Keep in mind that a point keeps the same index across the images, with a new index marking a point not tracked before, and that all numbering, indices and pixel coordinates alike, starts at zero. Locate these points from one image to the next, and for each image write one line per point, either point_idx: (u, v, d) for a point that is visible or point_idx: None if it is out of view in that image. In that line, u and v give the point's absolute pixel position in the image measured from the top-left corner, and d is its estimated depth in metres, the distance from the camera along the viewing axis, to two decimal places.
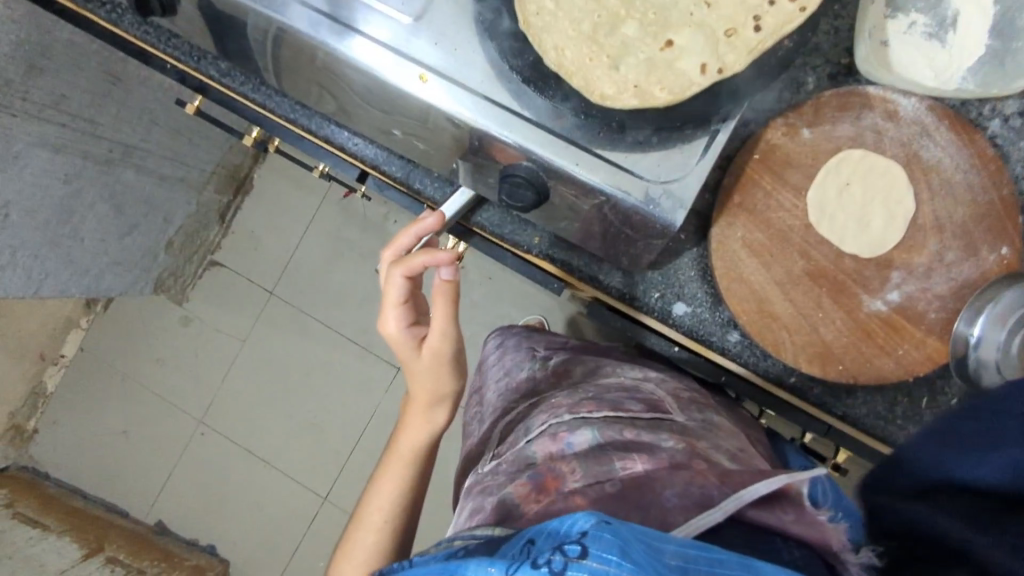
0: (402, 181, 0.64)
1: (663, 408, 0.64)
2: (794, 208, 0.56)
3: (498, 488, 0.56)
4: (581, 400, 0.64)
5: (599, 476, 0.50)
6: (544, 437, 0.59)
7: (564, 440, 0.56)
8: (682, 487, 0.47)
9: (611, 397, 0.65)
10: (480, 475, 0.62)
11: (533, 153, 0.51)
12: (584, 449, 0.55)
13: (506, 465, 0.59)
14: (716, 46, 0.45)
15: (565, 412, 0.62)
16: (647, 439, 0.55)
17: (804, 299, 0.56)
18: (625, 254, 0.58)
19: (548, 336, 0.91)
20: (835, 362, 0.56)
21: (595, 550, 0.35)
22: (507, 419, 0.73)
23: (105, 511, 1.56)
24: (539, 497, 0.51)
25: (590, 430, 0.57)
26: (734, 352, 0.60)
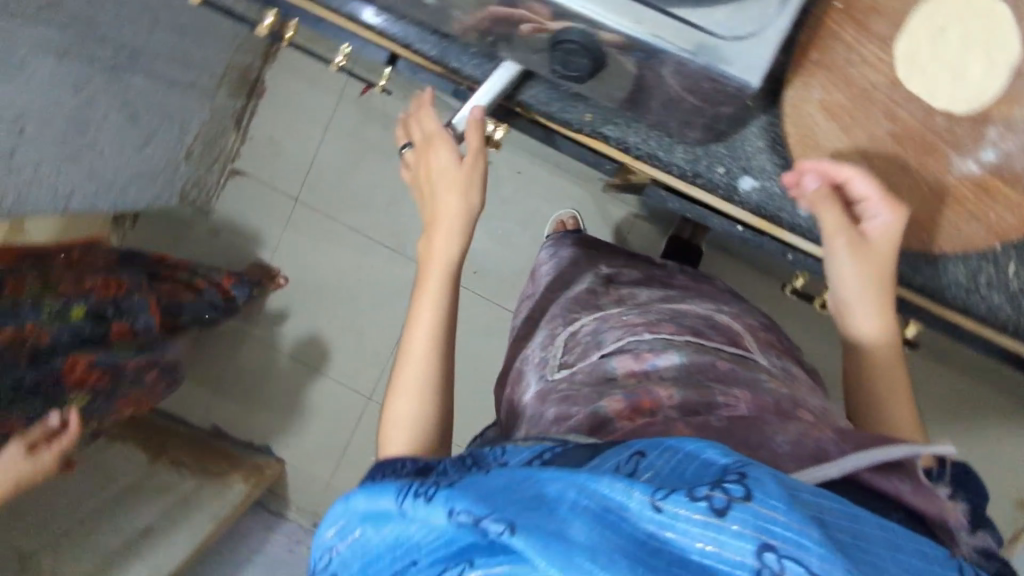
0: (437, 61, 0.58)
1: (741, 345, 0.59)
2: (879, 61, 0.50)
3: (579, 400, 0.51)
4: (659, 320, 0.60)
5: (697, 407, 0.45)
6: (625, 353, 0.55)
7: (648, 362, 0.53)
8: (795, 435, 0.39)
9: (691, 322, 0.60)
10: (553, 384, 0.57)
11: (585, 12, 0.45)
12: (671, 373, 0.50)
13: (579, 379, 0.54)
14: None
15: (645, 331, 0.58)
16: (743, 372, 0.50)
17: (886, 164, 0.51)
18: (696, 125, 0.53)
19: (607, 255, 0.89)
20: (918, 231, 0.52)
21: (760, 493, 0.29)
22: (565, 333, 0.67)
23: (162, 418, 1.63)
24: (633, 415, 0.46)
25: (676, 354, 0.53)
26: (805, 228, 0.56)
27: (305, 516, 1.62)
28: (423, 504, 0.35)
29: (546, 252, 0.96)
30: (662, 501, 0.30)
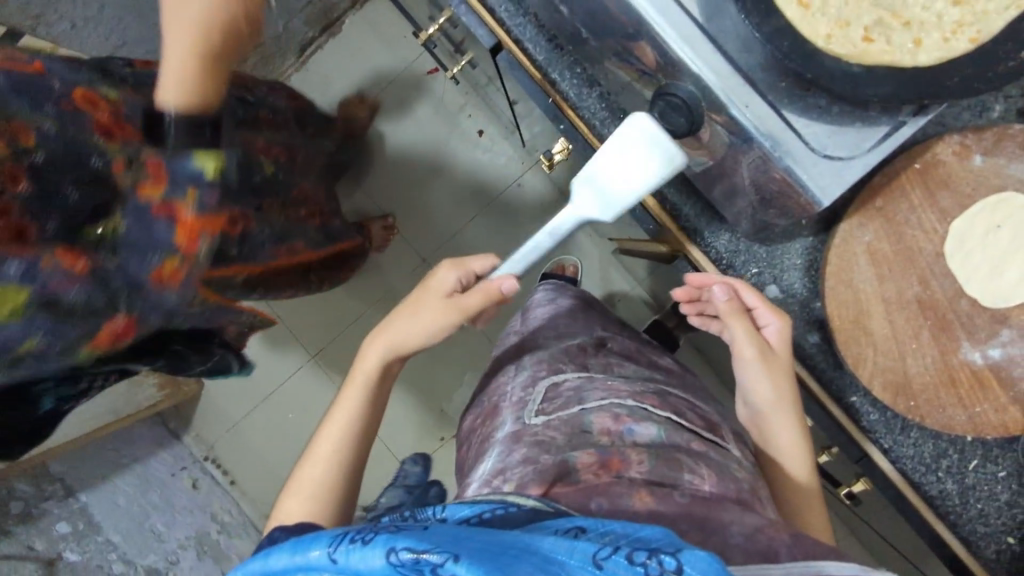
0: (540, 66, 0.60)
1: (717, 434, 0.59)
2: (932, 231, 0.53)
3: (555, 447, 0.54)
4: (643, 389, 0.63)
5: (665, 480, 0.49)
6: (603, 410, 0.58)
7: (625, 424, 0.56)
8: (749, 531, 0.43)
9: (675, 400, 0.63)
10: (528, 424, 0.58)
11: (705, 77, 0.47)
12: (645, 443, 0.54)
13: (554, 427, 0.56)
14: (938, 29, 0.43)
15: (628, 397, 0.60)
16: (712, 459, 0.54)
17: (904, 323, 0.53)
18: (752, 220, 0.55)
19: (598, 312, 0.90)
20: (908, 396, 0.54)
21: (694, 570, 0.27)
22: (549, 380, 0.66)
23: None
24: (600, 471, 0.51)
25: (655, 426, 0.56)
26: (808, 353, 0.58)
27: (199, 447, 1.53)
28: (357, 549, 0.31)
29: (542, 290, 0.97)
30: (601, 561, 0.28)
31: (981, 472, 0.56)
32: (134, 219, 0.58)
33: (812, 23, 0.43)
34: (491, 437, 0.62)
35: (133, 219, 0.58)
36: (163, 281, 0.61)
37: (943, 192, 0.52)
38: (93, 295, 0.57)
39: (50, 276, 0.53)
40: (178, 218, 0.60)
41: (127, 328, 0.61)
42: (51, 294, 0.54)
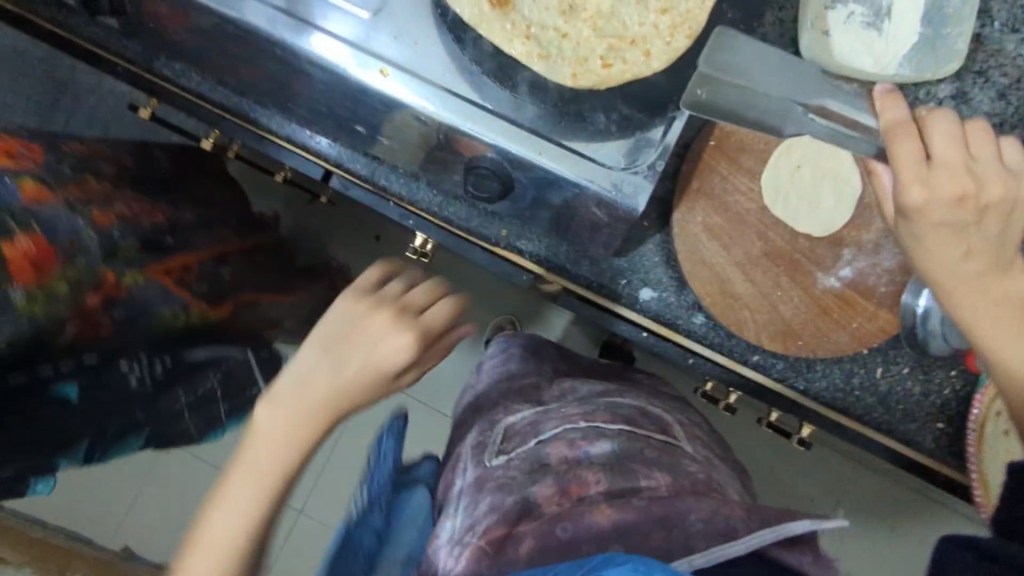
0: (368, 179, 0.65)
1: (671, 434, 0.64)
2: (749, 191, 0.58)
3: (516, 487, 0.55)
4: (593, 408, 0.64)
5: (622, 492, 0.51)
6: (559, 442, 0.59)
7: (582, 450, 0.57)
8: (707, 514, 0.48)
9: (619, 410, 0.64)
10: (485, 474, 0.60)
11: (497, 145, 0.51)
12: (601, 461, 0.55)
13: (519, 465, 0.58)
14: (663, 33, 0.48)
15: (581, 419, 0.61)
16: (667, 459, 0.56)
17: (763, 277, 0.58)
18: (600, 243, 0.59)
19: (544, 345, 0.90)
20: (795, 337, 0.58)
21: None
22: (505, 420, 0.67)
23: None
24: (561, 500, 0.53)
25: (608, 442, 0.57)
26: (701, 334, 0.62)
27: None
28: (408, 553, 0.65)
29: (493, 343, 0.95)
30: None
31: (890, 375, 0.60)
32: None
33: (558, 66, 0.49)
34: (452, 483, 0.63)
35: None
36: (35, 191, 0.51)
37: (743, 154, 0.58)
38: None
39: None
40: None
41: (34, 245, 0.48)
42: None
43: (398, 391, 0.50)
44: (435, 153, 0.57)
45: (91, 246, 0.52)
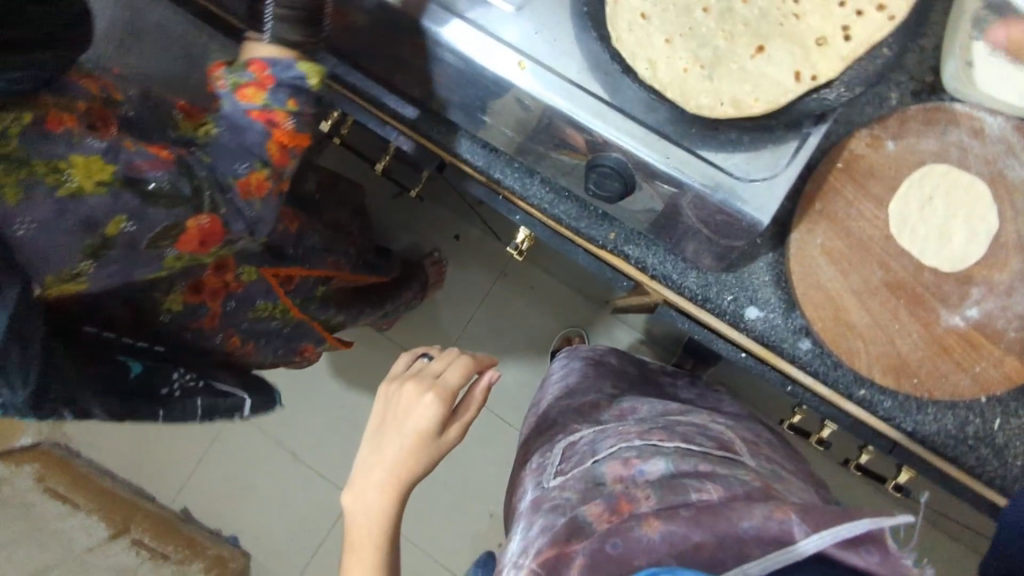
0: (483, 170, 0.66)
1: (732, 450, 0.60)
2: (875, 218, 0.56)
3: (568, 505, 0.53)
4: (650, 428, 0.62)
5: (673, 503, 0.48)
6: (614, 460, 0.57)
7: (636, 467, 0.54)
8: (761, 519, 0.44)
9: (682, 429, 0.62)
10: (543, 493, 0.58)
11: (625, 145, 0.52)
12: (655, 478, 0.52)
13: (572, 481, 0.57)
14: (805, 54, 0.47)
15: (636, 438, 0.60)
16: (723, 473, 0.53)
17: (881, 309, 0.56)
18: (711, 252, 0.58)
19: (612, 366, 0.90)
20: (910, 374, 0.56)
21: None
22: (565, 441, 0.67)
23: (132, 493, 1.60)
24: (610, 517, 0.49)
25: (663, 460, 0.54)
26: (805, 360, 0.60)
27: None
28: None
29: (557, 363, 0.96)
30: None
31: (1007, 428, 0.57)
32: (229, 127, 0.59)
33: (694, 93, 0.48)
34: (518, 508, 0.62)
35: (226, 125, 0.59)
36: (250, 191, 0.60)
37: (871, 180, 0.56)
38: (180, 184, 0.56)
39: (135, 155, 0.54)
40: (274, 130, 0.59)
41: (212, 228, 0.59)
42: (134, 175, 0.54)
43: (450, 435, 0.62)
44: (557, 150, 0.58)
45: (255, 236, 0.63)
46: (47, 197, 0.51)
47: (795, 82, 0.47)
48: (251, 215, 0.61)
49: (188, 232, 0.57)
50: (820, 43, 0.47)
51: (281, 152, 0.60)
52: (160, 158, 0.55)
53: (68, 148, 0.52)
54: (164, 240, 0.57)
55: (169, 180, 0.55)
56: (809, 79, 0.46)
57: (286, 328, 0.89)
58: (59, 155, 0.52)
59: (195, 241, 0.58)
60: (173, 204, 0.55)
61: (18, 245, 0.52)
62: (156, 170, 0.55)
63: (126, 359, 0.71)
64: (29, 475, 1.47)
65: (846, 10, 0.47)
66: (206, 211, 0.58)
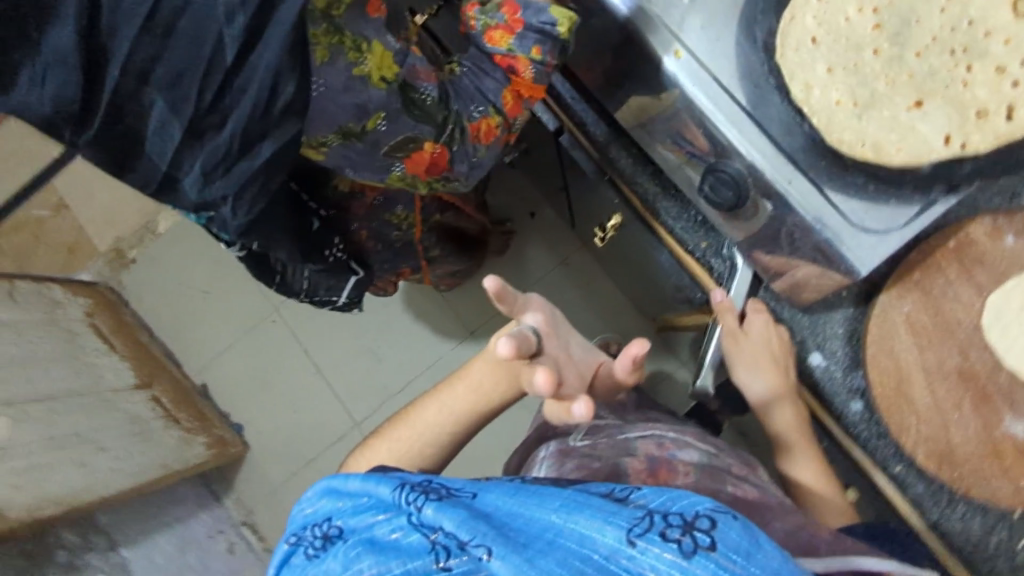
0: (600, 145, 0.67)
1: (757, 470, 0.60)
2: (969, 305, 0.56)
3: (603, 457, 0.55)
4: (683, 426, 0.64)
5: (712, 489, 0.50)
6: (647, 438, 0.58)
7: (670, 451, 0.56)
8: (791, 529, 0.44)
9: (714, 439, 0.63)
10: (570, 443, 0.60)
11: (752, 157, 0.52)
12: (692, 463, 0.54)
13: (602, 446, 0.57)
14: (960, 121, 0.48)
15: (671, 431, 0.60)
16: (755, 482, 0.54)
17: (945, 393, 0.56)
18: (793, 287, 0.60)
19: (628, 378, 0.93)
20: (952, 466, 0.56)
21: (724, 547, 0.34)
22: (590, 414, 0.68)
23: (164, 355, 1.68)
24: (649, 478, 0.52)
25: (699, 450, 0.57)
26: (851, 420, 0.60)
27: (239, 510, 1.59)
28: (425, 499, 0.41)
29: None
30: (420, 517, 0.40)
31: None
32: (472, 69, 0.66)
33: (839, 127, 0.51)
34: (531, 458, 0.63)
35: (473, 67, 0.66)
36: (483, 134, 0.66)
37: (978, 268, 0.56)
38: (438, 105, 0.63)
39: (419, 63, 0.62)
40: (516, 76, 0.64)
41: (441, 156, 0.65)
42: (411, 78, 0.60)
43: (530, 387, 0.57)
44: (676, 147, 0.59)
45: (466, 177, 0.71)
46: (342, 68, 0.56)
47: (943, 145, 0.48)
48: (479, 160, 0.68)
49: (422, 155, 0.64)
50: (980, 116, 0.48)
51: (517, 102, 0.66)
52: (433, 74, 0.63)
53: (375, 34, 0.58)
54: (400, 151, 0.63)
55: (435, 95, 0.62)
56: (957, 146, 0.48)
57: (399, 242, 0.84)
58: (360, 36, 0.57)
59: (424, 165, 0.65)
60: (424, 120, 0.62)
61: (313, 103, 0.56)
62: (432, 85, 0.62)
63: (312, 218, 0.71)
64: (82, 307, 1.58)
65: (1016, 90, 0.47)
66: (442, 140, 0.64)
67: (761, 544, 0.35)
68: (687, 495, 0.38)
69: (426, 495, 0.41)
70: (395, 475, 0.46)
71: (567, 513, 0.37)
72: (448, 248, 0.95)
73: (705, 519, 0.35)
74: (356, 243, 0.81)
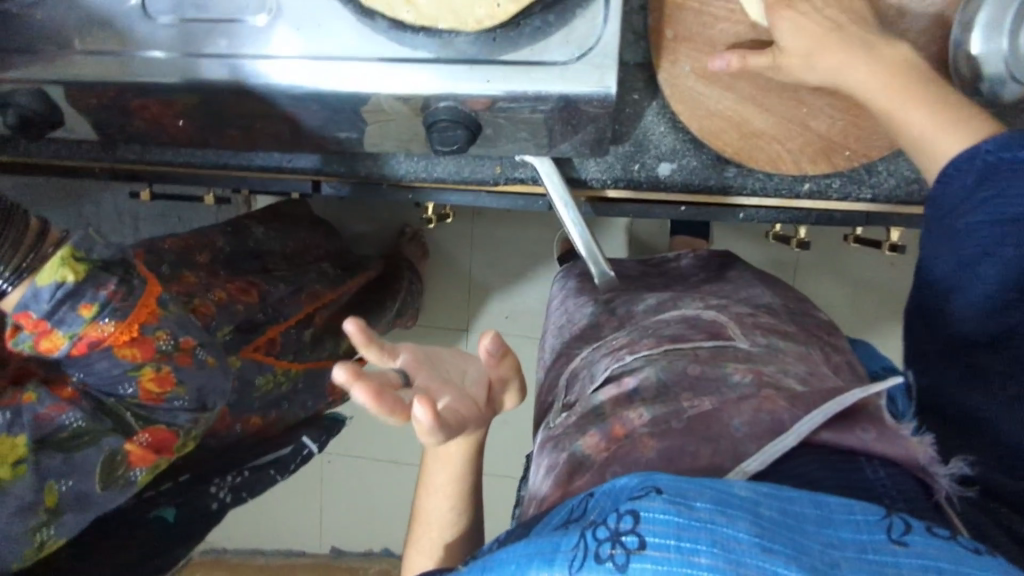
0: (351, 172, 0.65)
1: (724, 337, 0.53)
2: (730, 14, 0.51)
3: (567, 440, 0.47)
4: (638, 338, 0.55)
5: (666, 418, 0.41)
6: (608, 384, 0.50)
7: (627, 385, 0.48)
8: (749, 415, 0.38)
9: (672, 330, 0.54)
10: (547, 431, 0.52)
11: (443, 89, 0.48)
12: (652, 397, 0.46)
13: (573, 421, 0.49)
14: None
15: (627, 355, 0.52)
16: (712, 375, 0.46)
17: (780, 102, 0.52)
18: (588, 142, 0.54)
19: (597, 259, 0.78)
20: (840, 150, 0.52)
21: (653, 538, 0.26)
22: (568, 371, 0.60)
23: (284, 557, 1.72)
24: (608, 446, 0.42)
25: (651, 368, 0.48)
26: (738, 186, 0.56)
27: None
28: None
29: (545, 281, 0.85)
30: None
31: None
32: (83, 371, 0.51)
33: (470, 9, 0.45)
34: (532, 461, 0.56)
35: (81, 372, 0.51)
36: (159, 393, 0.53)
37: None
38: (97, 420, 0.52)
39: (38, 407, 0.51)
40: (108, 341, 0.49)
41: (155, 439, 0.54)
42: (47, 427, 0.50)
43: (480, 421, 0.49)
44: (385, 124, 0.55)
45: (206, 405, 0.57)
46: None
47: None
48: (188, 399, 0.55)
49: (137, 453, 0.53)
50: None
51: (141, 344, 0.51)
52: (64, 400, 0.52)
53: None
54: (116, 469, 0.52)
55: (85, 416, 0.51)
56: None
57: (300, 381, 0.81)
58: None
59: (153, 455, 0.54)
60: (99, 436, 0.51)
61: None
62: (68, 411, 0.51)
63: (160, 510, 0.69)
64: None
65: None
66: (139, 428, 0.53)
67: (694, 507, 0.27)
68: (622, 484, 0.30)
69: None
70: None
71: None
72: (345, 326, 0.94)
73: (630, 513, 0.27)
74: (263, 427, 0.78)
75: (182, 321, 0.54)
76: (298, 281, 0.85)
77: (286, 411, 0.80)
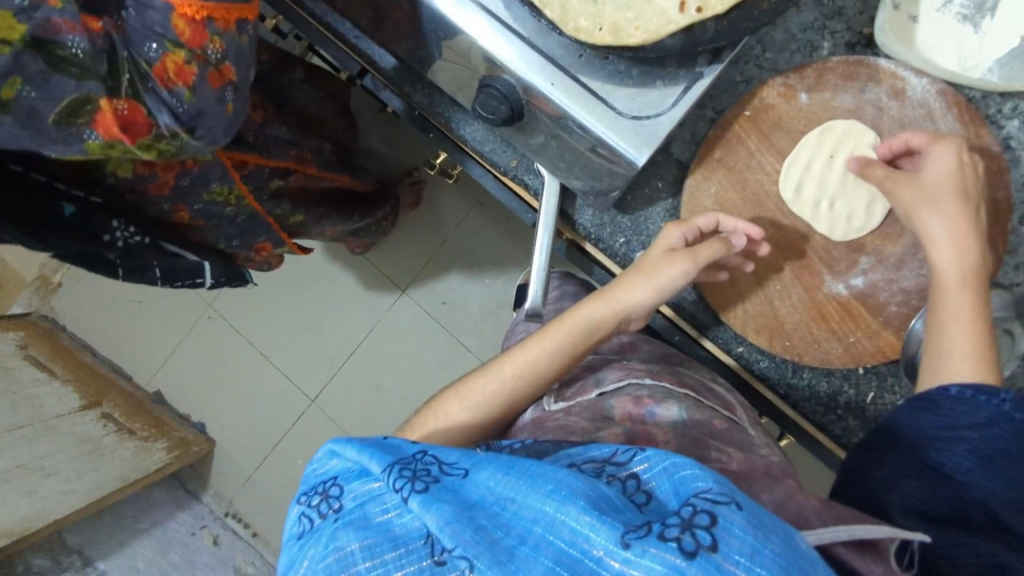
0: (396, 82, 0.65)
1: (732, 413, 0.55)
2: (774, 172, 0.54)
3: (581, 429, 0.51)
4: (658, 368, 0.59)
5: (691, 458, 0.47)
6: (623, 394, 0.54)
7: (647, 407, 0.52)
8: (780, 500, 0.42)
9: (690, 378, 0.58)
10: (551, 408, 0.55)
11: (512, 65, 0.49)
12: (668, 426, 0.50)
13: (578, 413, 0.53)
14: None
15: (645, 375, 0.57)
16: (739, 436, 0.51)
17: (764, 267, 0.55)
18: (595, 192, 0.56)
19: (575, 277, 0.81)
20: (783, 337, 0.55)
21: (726, 548, 0.31)
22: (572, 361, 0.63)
23: (111, 371, 1.66)
24: None
25: (677, 405, 0.52)
26: (689, 311, 0.59)
27: (219, 503, 1.60)
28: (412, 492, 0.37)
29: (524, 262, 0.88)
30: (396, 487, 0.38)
31: (880, 403, 0.56)
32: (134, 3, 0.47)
33: (576, 15, 0.46)
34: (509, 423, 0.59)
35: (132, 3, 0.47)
36: (170, 80, 0.48)
37: (778, 133, 0.54)
38: (98, 62, 0.47)
39: (54, 11, 0.45)
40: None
41: (132, 118, 0.49)
42: (49, 36, 0.45)
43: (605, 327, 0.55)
44: (449, 62, 0.56)
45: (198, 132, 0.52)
46: None
47: (680, 12, 0.44)
48: (183, 107, 0.50)
49: (107, 117, 0.48)
50: None
51: (196, 27, 0.48)
52: (86, 23, 0.46)
53: None
54: (77, 116, 0.48)
55: (90, 50, 0.46)
56: (693, 10, 0.44)
57: (229, 222, 0.79)
58: None
59: (116, 129, 0.48)
60: (88, 78, 0.47)
61: None
62: (78, 35, 0.46)
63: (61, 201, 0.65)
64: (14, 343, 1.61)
65: None
66: (124, 95, 0.48)
67: (771, 539, 0.31)
68: (690, 476, 0.35)
69: (414, 481, 0.38)
70: (389, 439, 0.43)
71: (557, 501, 0.34)
72: (307, 207, 0.94)
73: (709, 515, 0.32)
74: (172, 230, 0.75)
75: (239, 53, 0.52)
76: (297, 138, 0.84)
77: (204, 237, 0.79)
